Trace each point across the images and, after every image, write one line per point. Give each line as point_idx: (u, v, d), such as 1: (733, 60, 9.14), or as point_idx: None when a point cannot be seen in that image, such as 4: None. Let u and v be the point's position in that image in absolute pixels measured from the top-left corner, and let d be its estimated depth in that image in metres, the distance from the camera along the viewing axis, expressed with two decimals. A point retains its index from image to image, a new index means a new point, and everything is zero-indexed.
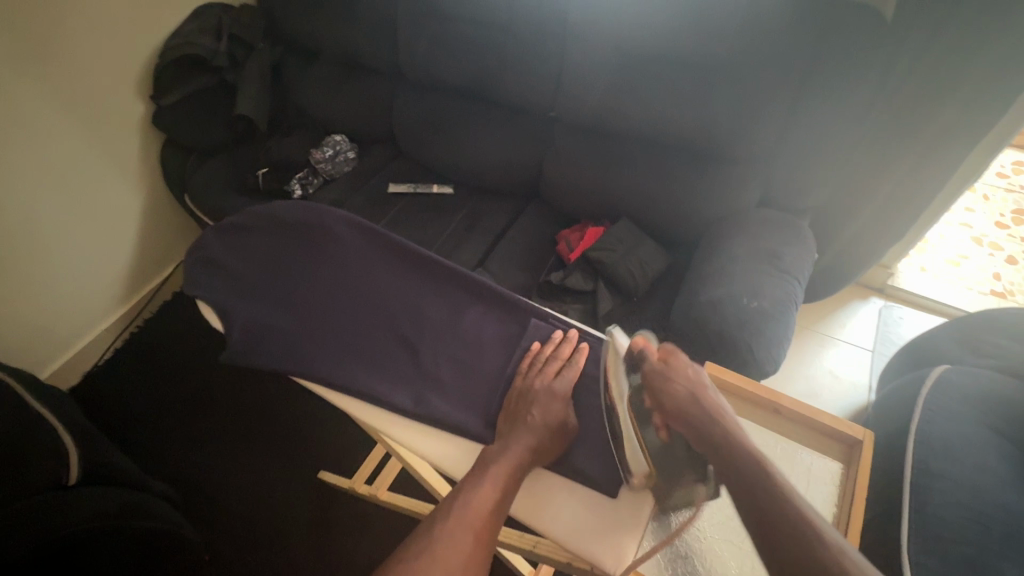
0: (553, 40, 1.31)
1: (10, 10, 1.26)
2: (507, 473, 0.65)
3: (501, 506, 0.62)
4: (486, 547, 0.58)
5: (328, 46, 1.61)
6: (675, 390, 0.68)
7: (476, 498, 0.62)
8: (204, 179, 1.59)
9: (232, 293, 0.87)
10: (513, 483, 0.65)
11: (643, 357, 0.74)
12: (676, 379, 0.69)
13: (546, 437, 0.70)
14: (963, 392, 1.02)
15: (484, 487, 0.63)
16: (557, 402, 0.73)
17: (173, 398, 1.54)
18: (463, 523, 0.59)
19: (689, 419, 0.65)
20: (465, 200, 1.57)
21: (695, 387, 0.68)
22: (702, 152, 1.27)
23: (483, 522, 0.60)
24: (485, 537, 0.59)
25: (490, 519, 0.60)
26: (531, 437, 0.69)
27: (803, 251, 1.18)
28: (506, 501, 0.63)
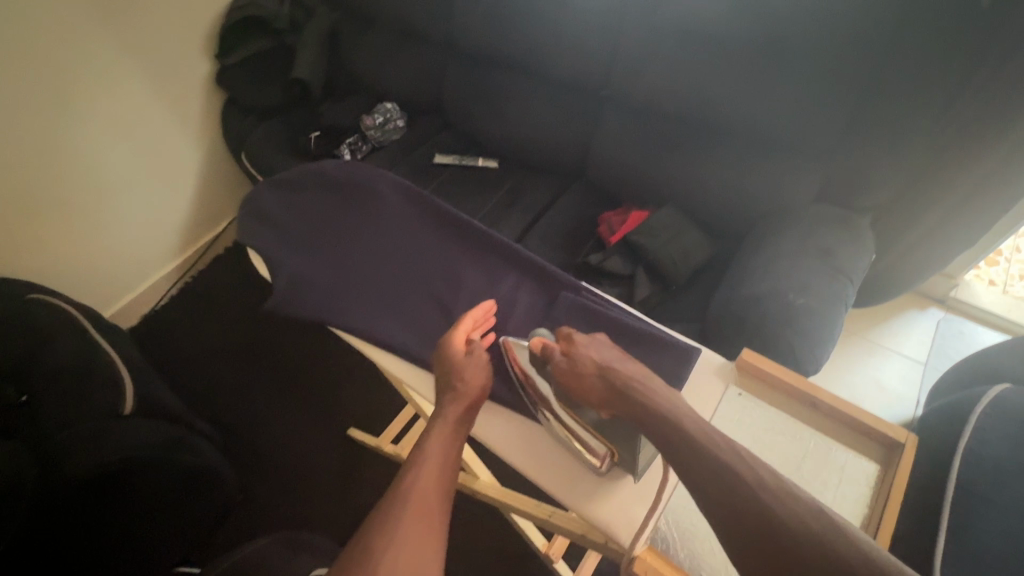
0: (612, 14, 1.27)
1: None
2: (446, 442, 0.62)
3: (448, 473, 0.59)
4: (442, 515, 0.55)
5: (385, 13, 1.62)
6: (597, 384, 0.66)
7: (421, 468, 0.58)
8: (259, 138, 1.64)
9: (280, 245, 0.89)
10: (454, 449, 0.62)
11: (550, 354, 0.72)
12: (585, 369, 0.67)
13: (474, 403, 0.68)
14: (1022, 414, 0.95)
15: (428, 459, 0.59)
16: (483, 367, 0.71)
17: (219, 346, 1.62)
18: (413, 505, 0.54)
19: (621, 403, 0.63)
20: (509, 176, 1.57)
21: (607, 372, 0.66)
22: (758, 140, 1.22)
23: (437, 490, 0.57)
24: (438, 506, 0.56)
25: (440, 486, 0.57)
26: (464, 403, 0.67)
27: (859, 250, 1.12)
28: (451, 467, 0.60)
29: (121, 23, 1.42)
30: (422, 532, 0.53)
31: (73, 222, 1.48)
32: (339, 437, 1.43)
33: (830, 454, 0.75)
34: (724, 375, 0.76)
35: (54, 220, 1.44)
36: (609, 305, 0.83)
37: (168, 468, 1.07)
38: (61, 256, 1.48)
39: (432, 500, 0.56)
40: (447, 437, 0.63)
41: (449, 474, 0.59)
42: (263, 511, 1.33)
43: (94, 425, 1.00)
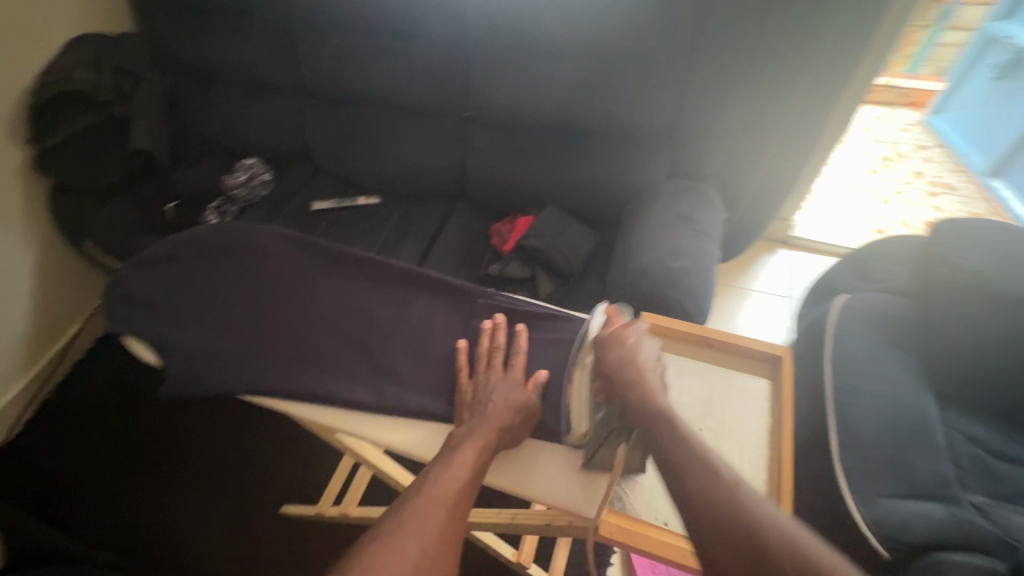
0: (456, 42, 1.34)
1: None
2: (479, 450, 0.63)
3: (472, 484, 0.60)
4: (459, 523, 0.56)
5: (226, 68, 1.56)
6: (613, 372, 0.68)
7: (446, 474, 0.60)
8: (105, 221, 1.47)
9: (164, 324, 0.82)
10: (484, 463, 0.63)
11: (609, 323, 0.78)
12: (616, 344, 0.70)
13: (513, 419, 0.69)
14: (863, 316, 1.16)
15: (455, 466, 0.61)
16: (514, 390, 0.72)
17: (104, 463, 1.40)
18: (434, 500, 0.56)
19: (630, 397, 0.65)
20: (393, 208, 1.57)
21: (628, 357, 0.68)
22: (613, 133, 1.35)
23: (459, 501, 0.57)
24: (459, 513, 0.56)
25: (462, 497, 0.58)
26: (501, 420, 0.68)
27: (713, 210, 1.29)
28: (477, 481, 0.61)
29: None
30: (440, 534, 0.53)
31: None
32: (275, 520, 1.31)
33: (732, 380, 0.83)
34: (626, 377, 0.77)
35: None
36: (522, 302, 0.86)
37: None
38: None
39: (452, 506, 0.56)
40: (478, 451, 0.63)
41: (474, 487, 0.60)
42: None
43: None
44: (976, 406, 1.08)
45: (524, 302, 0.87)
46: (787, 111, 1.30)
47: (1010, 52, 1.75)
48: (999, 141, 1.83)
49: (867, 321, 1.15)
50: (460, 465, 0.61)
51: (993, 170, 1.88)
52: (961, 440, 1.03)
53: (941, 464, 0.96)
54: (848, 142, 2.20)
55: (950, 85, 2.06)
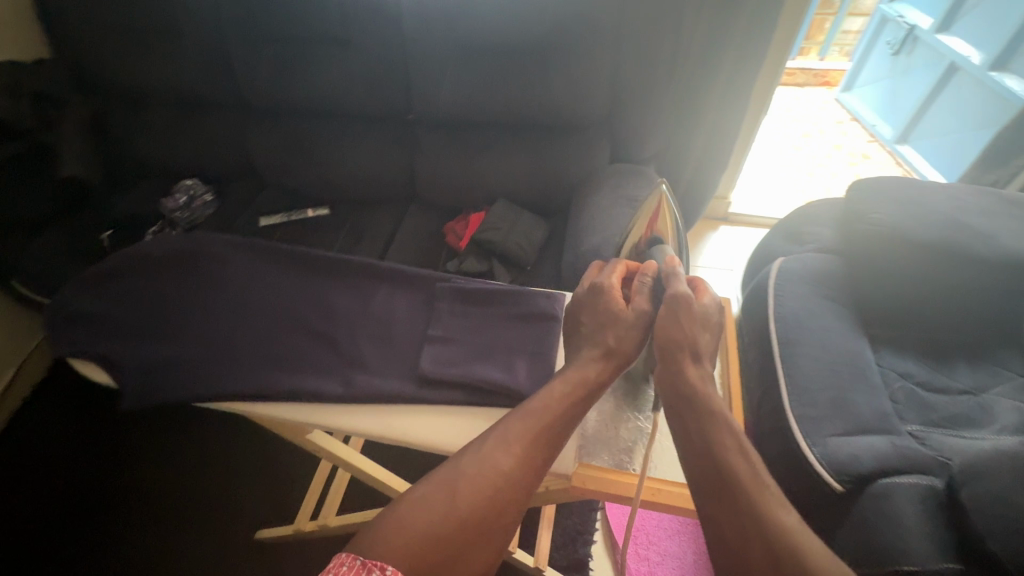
0: (392, 47, 1.36)
1: None
2: (568, 399, 0.63)
3: (547, 435, 0.60)
4: (527, 473, 0.58)
5: (154, 88, 1.51)
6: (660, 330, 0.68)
7: (523, 424, 0.60)
8: (32, 254, 1.38)
9: (116, 341, 0.80)
10: (566, 411, 0.62)
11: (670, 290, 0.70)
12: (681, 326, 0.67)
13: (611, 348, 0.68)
14: (799, 275, 1.25)
15: (538, 414, 0.61)
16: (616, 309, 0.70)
17: (53, 510, 1.31)
18: (505, 446, 0.58)
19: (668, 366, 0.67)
20: (344, 217, 1.56)
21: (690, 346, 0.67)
22: (554, 125, 1.40)
23: (530, 451, 0.59)
24: (524, 467, 0.58)
25: (536, 447, 0.59)
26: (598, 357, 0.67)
27: (655, 189, 1.36)
28: (556, 432, 0.61)
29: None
30: (499, 484, 0.57)
31: None
32: (248, 545, 1.25)
33: None
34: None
35: None
36: (481, 281, 0.88)
37: None
38: None
39: (523, 454, 0.58)
40: (563, 401, 0.63)
41: (553, 438, 0.61)
42: None
43: None
44: (903, 345, 1.19)
45: (486, 281, 0.89)
46: (713, 94, 1.39)
47: (902, 29, 1.89)
48: (906, 110, 1.97)
49: (804, 279, 1.24)
50: (540, 415, 0.61)
51: (900, 138, 2.02)
52: (895, 377, 1.14)
53: (881, 400, 1.05)
54: (772, 123, 2.35)
55: (856, 63, 2.20)
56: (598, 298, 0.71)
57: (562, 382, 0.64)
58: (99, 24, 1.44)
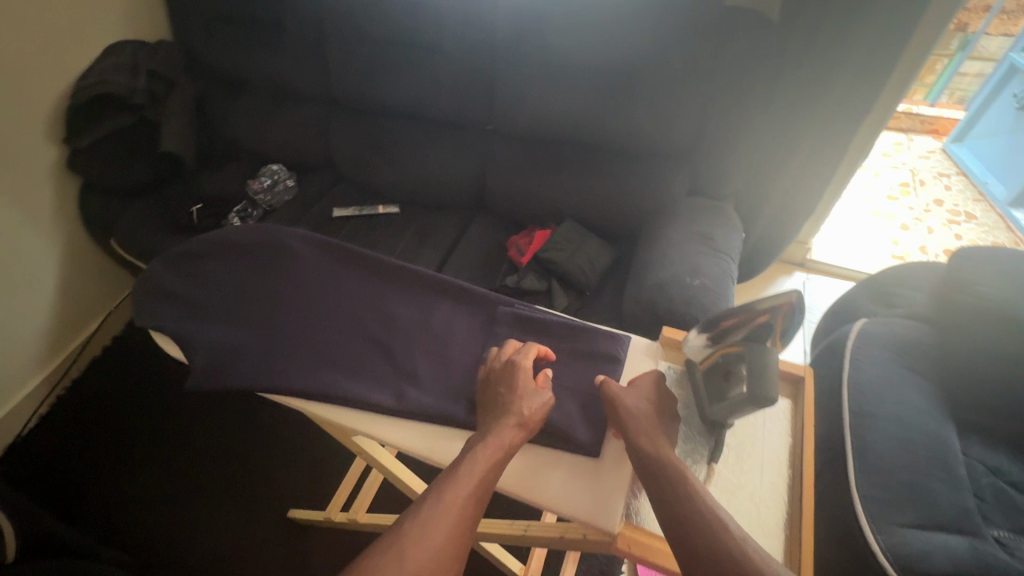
0: (481, 56, 1.37)
1: None
2: (495, 457, 0.62)
3: (480, 497, 0.59)
4: (466, 534, 0.56)
5: (255, 76, 1.60)
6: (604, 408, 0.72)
7: (456, 486, 0.59)
8: (132, 220, 1.51)
9: (192, 321, 0.85)
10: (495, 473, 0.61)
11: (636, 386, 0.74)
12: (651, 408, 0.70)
13: (528, 421, 0.67)
14: (882, 340, 1.14)
15: (469, 471, 0.60)
16: (529, 385, 0.70)
17: (116, 458, 1.43)
18: (444, 508, 0.56)
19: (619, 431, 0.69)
20: (412, 217, 1.59)
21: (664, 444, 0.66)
22: (632, 150, 1.36)
23: (465, 511, 0.57)
24: (463, 530, 0.56)
25: (469, 512, 0.57)
26: (519, 424, 0.66)
27: (731, 230, 1.29)
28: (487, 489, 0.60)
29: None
30: (444, 549, 0.54)
31: None
32: (281, 522, 1.31)
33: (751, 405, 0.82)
34: (650, 352, 0.84)
35: None
36: (541, 310, 0.87)
37: None
38: None
39: (460, 521, 0.56)
40: (489, 460, 0.62)
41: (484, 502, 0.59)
42: None
43: None
44: (996, 436, 1.06)
45: (548, 311, 0.88)
46: (805, 136, 1.31)
47: None
48: None
49: (887, 346, 1.14)
50: (471, 478, 0.59)
51: (1015, 200, 1.85)
52: (983, 471, 1.01)
53: (963, 495, 0.94)
54: (866, 168, 2.19)
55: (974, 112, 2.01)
56: (514, 372, 0.71)
57: (488, 442, 0.63)
58: (217, 13, 1.55)
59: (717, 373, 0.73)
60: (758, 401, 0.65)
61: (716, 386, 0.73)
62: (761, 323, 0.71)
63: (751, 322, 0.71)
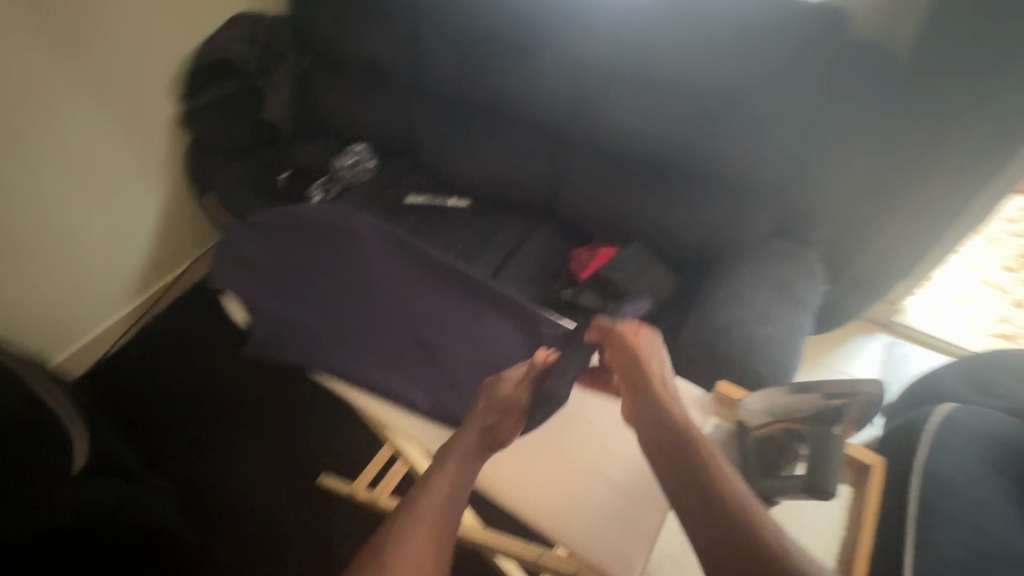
0: (573, 63, 1.35)
1: (67, 21, 1.36)
2: (465, 467, 0.65)
3: (456, 502, 0.62)
4: (442, 541, 0.57)
5: (354, 57, 1.67)
6: (614, 348, 0.75)
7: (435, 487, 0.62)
8: (226, 178, 1.64)
9: (259, 290, 0.90)
10: (466, 480, 0.64)
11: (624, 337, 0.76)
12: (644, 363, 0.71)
13: (495, 428, 0.70)
14: (970, 430, 1.02)
15: (439, 479, 0.63)
16: (502, 393, 0.73)
17: (179, 394, 1.58)
18: (418, 518, 0.58)
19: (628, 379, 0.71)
20: (480, 214, 1.60)
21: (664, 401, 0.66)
22: (715, 178, 1.29)
23: (440, 520, 0.59)
24: (442, 531, 0.58)
25: (445, 520, 0.59)
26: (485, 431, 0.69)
27: (812, 281, 1.19)
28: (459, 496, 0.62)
29: (70, 56, 1.39)
30: (425, 550, 0.56)
31: (23, 265, 1.44)
32: (310, 484, 1.39)
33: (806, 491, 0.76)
34: (703, 407, 0.79)
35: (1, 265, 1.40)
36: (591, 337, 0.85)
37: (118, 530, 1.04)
38: (9, 302, 1.44)
39: (436, 530, 0.58)
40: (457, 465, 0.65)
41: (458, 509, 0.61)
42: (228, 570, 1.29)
43: None
44: None
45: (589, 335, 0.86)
46: (923, 189, 1.18)
47: None
48: None
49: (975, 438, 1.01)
50: (443, 486, 0.62)
51: None
52: None
53: None
54: (985, 231, 1.95)
55: None
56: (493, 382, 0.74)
57: (458, 447, 0.66)
58: None
59: (771, 447, 0.69)
60: (815, 492, 0.61)
61: (768, 458, 0.69)
62: (833, 407, 0.66)
63: (818, 402, 0.67)
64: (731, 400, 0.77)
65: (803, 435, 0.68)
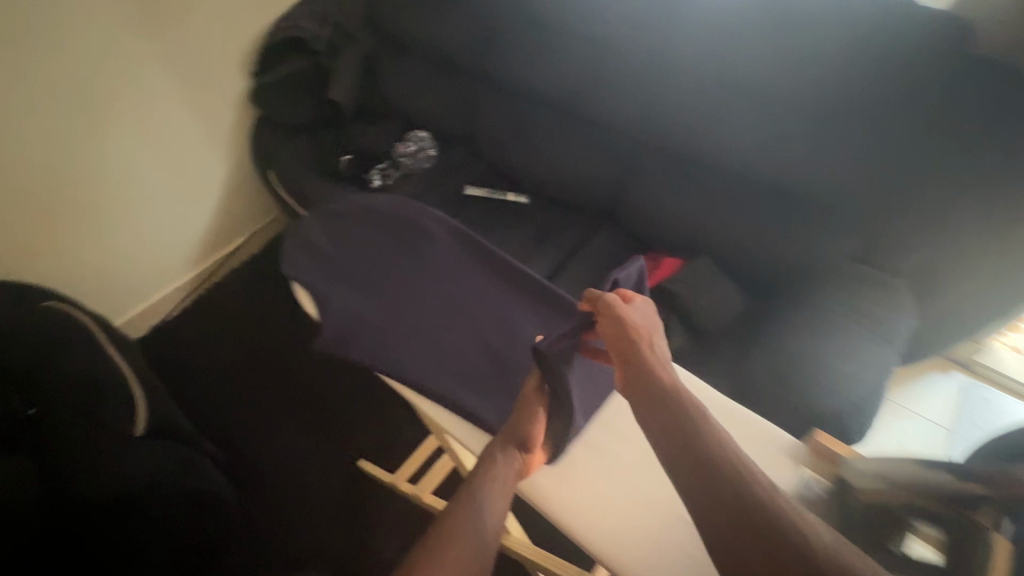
0: (654, 62, 1.28)
1: None
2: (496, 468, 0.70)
3: (491, 499, 0.66)
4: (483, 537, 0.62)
5: (423, 42, 1.64)
6: (603, 317, 0.80)
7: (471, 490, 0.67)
8: (290, 157, 1.65)
9: (330, 282, 0.95)
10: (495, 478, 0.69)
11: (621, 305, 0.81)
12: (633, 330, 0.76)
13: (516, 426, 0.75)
14: None
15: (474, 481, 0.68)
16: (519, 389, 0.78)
17: (228, 363, 1.62)
18: (460, 518, 0.63)
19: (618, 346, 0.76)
20: (539, 211, 1.56)
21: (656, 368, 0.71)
22: (798, 194, 1.21)
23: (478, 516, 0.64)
24: (481, 528, 0.63)
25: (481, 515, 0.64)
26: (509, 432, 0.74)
27: (899, 317, 1.10)
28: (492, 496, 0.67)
29: (152, 27, 1.42)
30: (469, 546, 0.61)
31: (97, 226, 1.51)
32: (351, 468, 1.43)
33: None
34: (794, 454, 0.80)
35: (77, 224, 1.46)
36: None
37: (167, 494, 1.12)
38: (81, 261, 1.51)
39: (476, 527, 0.63)
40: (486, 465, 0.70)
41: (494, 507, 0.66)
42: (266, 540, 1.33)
43: (90, 449, 1.06)
44: None
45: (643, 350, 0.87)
46: None
47: None
48: None
49: None
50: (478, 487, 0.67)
51: None
52: None
53: None
54: None
55: None
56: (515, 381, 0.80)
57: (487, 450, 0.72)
58: None
59: (886, 519, 0.63)
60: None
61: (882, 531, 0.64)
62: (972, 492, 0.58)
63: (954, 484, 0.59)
64: (826, 454, 0.75)
65: (939, 518, 0.59)
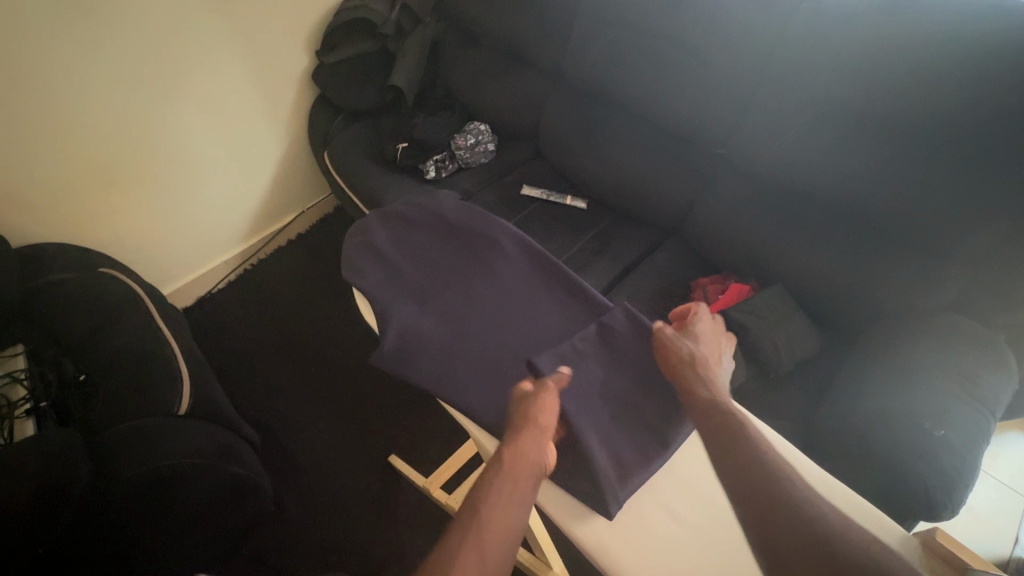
0: (743, 72, 1.18)
1: None
2: (516, 478, 0.63)
3: (511, 516, 0.61)
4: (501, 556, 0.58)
5: (493, 31, 1.57)
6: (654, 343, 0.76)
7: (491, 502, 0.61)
8: (346, 140, 1.62)
9: (391, 291, 0.96)
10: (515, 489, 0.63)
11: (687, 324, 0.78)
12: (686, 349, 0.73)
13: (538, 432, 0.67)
14: None
15: (492, 491, 0.62)
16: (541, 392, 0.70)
17: (273, 344, 1.64)
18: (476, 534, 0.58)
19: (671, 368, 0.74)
20: (598, 219, 1.49)
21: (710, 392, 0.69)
22: (893, 231, 1.10)
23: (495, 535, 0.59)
24: (498, 547, 0.58)
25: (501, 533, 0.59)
26: (529, 436, 0.67)
27: (1002, 378, 0.98)
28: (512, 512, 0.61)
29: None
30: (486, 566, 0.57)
31: (153, 196, 1.51)
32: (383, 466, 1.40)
33: None
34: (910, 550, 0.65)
35: (132, 192, 1.47)
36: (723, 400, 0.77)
37: (209, 478, 1.07)
38: (134, 229, 1.51)
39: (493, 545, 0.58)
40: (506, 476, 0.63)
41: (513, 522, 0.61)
42: (296, 531, 1.32)
43: (136, 423, 1.04)
44: None
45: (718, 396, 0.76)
46: None
47: None
48: None
49: None
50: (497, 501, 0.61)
51: None
52: None
53: None
54: None
55: None
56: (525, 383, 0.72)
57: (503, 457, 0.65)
58: None
59: None
60: None
61: None
62: None
63: None
64: (949, 558, 0.67)
65: None
